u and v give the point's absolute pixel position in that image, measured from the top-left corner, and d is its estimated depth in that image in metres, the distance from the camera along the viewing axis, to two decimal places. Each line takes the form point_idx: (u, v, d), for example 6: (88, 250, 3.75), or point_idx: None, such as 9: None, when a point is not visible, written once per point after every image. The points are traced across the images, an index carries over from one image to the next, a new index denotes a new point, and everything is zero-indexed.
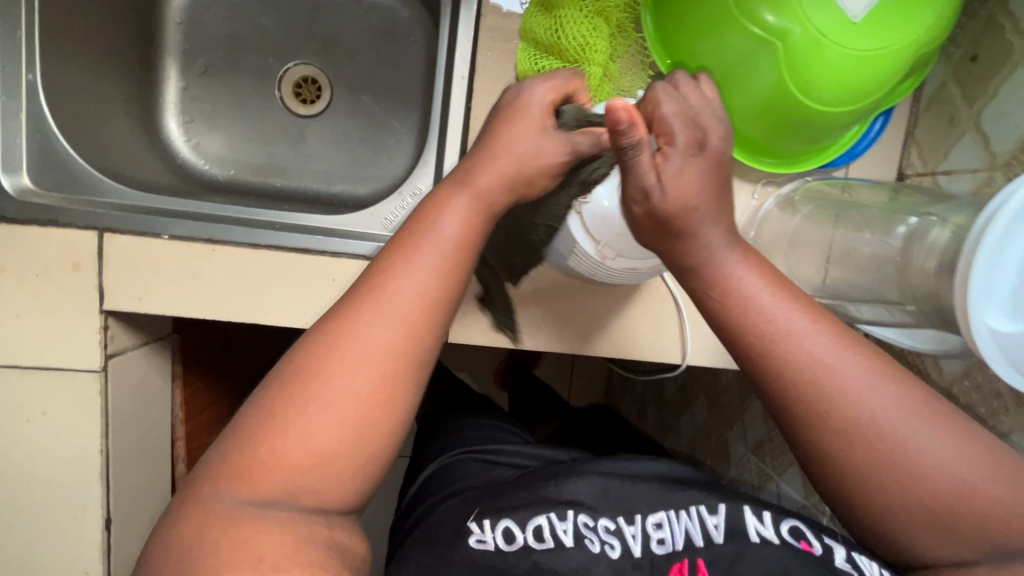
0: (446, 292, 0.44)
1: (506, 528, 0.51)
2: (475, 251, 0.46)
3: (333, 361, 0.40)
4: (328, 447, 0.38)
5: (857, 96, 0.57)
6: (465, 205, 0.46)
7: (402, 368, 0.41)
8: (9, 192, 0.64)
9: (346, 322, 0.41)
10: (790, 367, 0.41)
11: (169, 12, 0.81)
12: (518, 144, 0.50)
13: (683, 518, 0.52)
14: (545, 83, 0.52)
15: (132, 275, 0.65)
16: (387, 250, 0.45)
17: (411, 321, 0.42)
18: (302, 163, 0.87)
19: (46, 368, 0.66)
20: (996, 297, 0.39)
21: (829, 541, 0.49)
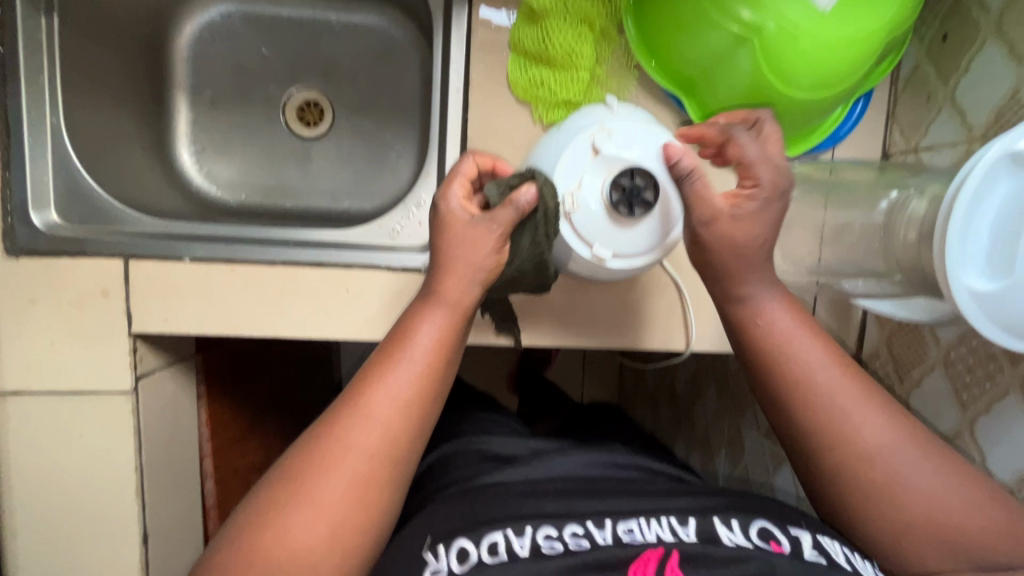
0: (423, 395, 0.50)
1: (461, 547, 0.50)
2: (450, 355, 0.53)
3: (318, 470, 0.47)
4: (311, 549, 0.45)
5: (833, 81, 0.60)
6: (441, 312, 0.52)
7: (381, 473, 0.48)
8: (39, 228, 0.68)
9: (335, 430, 0.48)
10: (809, 394, 0.52)
11: (175, 48, 0.85)
12: (456, 250, 0.52)
13: (654, 524, 0.53)
14: (456, 188, 0.53)
15: (156, 298, 0.68)
16: (372, 359, 0.52)
17: (390, 428, 0.49)
18: (309, 182, 0.91)
19: (81, 392, 0.69)
20: (972, 258, 0.41)
21: (794, 532, 0.53)
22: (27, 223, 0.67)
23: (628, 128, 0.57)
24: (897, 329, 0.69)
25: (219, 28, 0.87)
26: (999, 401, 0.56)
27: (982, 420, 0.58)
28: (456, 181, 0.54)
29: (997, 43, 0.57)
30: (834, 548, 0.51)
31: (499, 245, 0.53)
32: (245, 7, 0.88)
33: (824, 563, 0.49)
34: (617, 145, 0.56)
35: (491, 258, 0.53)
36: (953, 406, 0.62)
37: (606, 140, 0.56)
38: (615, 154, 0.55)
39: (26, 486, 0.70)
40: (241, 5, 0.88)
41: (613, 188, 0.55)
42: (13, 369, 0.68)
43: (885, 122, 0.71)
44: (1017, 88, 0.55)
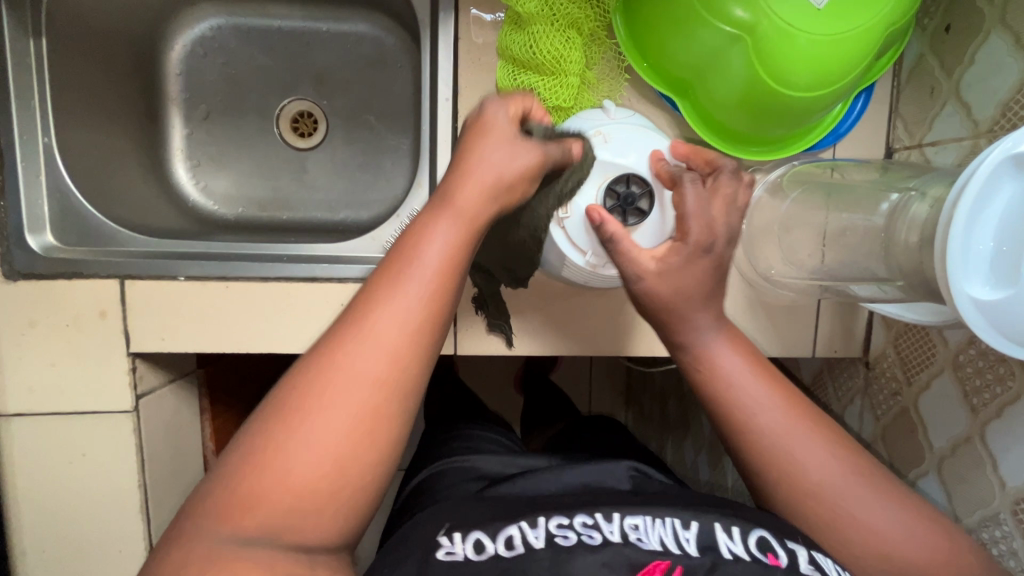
0: (436, 313, 0.42)
1: (476, 538, 0.46)
2: (464, 270, 0.44)
3: (315, 398, 0.38)
4: (313, 492, 0.37)
5: (832, 79, 0.58)
6: (453, 221, 0.44)
7: (391, 399, 0.39)
8: (36, 251, 0.68)
9: (331, 355, 0.39)
10: (761, 439, 0.48)
11: (168, 63, 0.85)
12: (484, 164, 0.45)
13: (657, 525, 0.47)
14: (505, 104, 0.49)
15: (153, 317, 0.69)
16: (375, 272, 0.43)
17: (397, 348, 0.40)
18: (305, 193, 0.91)
19: (83, 412, 0.70)
20: (975, 264, 0.39)
21: (793, 545, 0.45)
22: (24, 246, 0.68)
23: (623, 133, 0.58)
24: (906, 331, 0.68)
25: (210, 41, 0.87)
26: (1011, 406, 0.54)
27: (994, 425, 0.56)
28: (514, 100, 0.50)
29: (1002, 33, 0.55)
30: (831, 568, 0.43)
31: (535, 170, 0.48)
32: (235, 18, 0.87)
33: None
34: (611, 151, 0.57)
35: (525, 178, 0.47)
36: (964, 410, 0.59)
37: (601, 146, 0.56)
38: (611, 160, 0.57)
39: (32, 506, 0.70)
40: (230, 17, 0.87)
41: (608, 194, 0.57)
42: (16, 391, 0.68)
43: (888, 117, 0.69)
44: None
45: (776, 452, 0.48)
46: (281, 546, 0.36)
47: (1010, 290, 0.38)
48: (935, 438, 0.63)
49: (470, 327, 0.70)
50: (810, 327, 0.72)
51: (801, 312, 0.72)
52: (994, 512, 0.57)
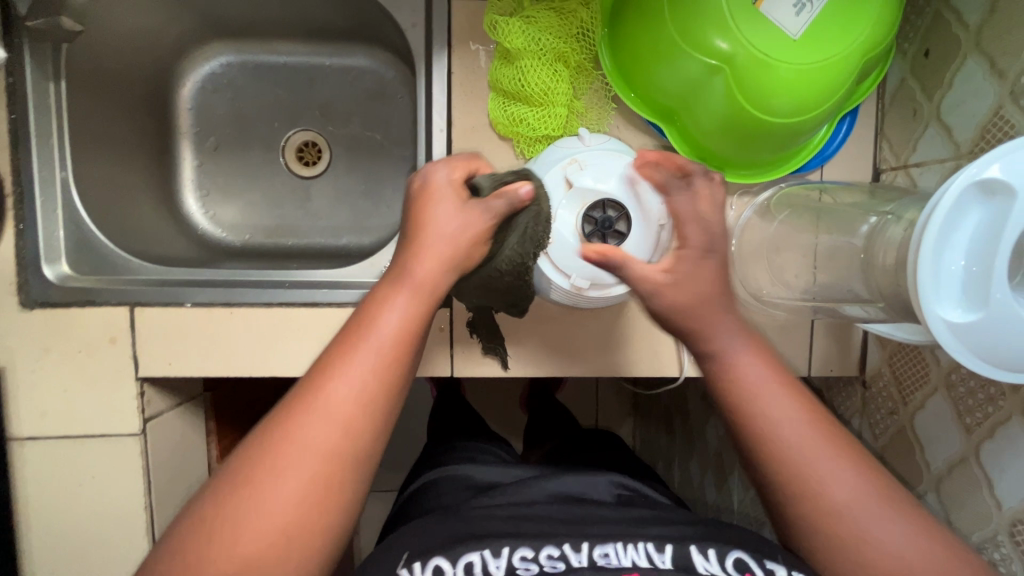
0: (390, 386, 0.44)
1: (437, 565, 0.50)
2: (419, 342, 0.46)
3: (264, 473, 0.40)
4: (261, 564, 0.39)
5: (814, 104, 0.60)
6: (408, 296, 0.45)
7: (342, 470, 0.42)
8: (51, 280, 0.71)
9: (286, 428, 0.42)
10: (789, 454, 0.45)
11: (179, 99, 0.90)
12: (439, 239, 0.46)
13: (630, 549, 0.51)
14: (449, 166, 0.50)
15: (160, 343, 0.71)
16: (331, 345, 0.46)
17: (351, 420, 0.42)
18: (309, 220, 0.94)
19: (93, 435, 0.72)
20: (949, 288, 0.40)
21: (770, 565, 0.49)
22: (40, 275, 0.70)
23: (600, 158, 0.55)
24: (900, 349, 0.68)
25: (219, 78, 0.91)
26: (1003, 426, 0.54)
27: (988, 445, 0.56)
28: (457, 164, 0.51)
29: (978, 58, 0.56)
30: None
31: (484, 232, 0.48)
32: (243, 55, 0.91)
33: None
34: (590, 177, 0.53)
35: (473, 243, 0.48)
36: (958, 429, 0.59)
37: (578, 173, 0.53)
38: (590, 186, 0.54)
39: (44, 528, 0.72)
40: (239, 55, 0.91)
41: (585, 221, 0.53)
42: (30, 416, 0.71)
43: (874, 139, 0.70)
44: (1000, 103, 0.54)
45: (792, 477, 0.45)
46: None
47: (981, 313, 0.39)
48: (931, 457, 0.63)
49: (465, 348, 0.71)
50: (804, 346, 0.73)
51: (794, 331, 0.72)
52: (992, 534, 0.56)
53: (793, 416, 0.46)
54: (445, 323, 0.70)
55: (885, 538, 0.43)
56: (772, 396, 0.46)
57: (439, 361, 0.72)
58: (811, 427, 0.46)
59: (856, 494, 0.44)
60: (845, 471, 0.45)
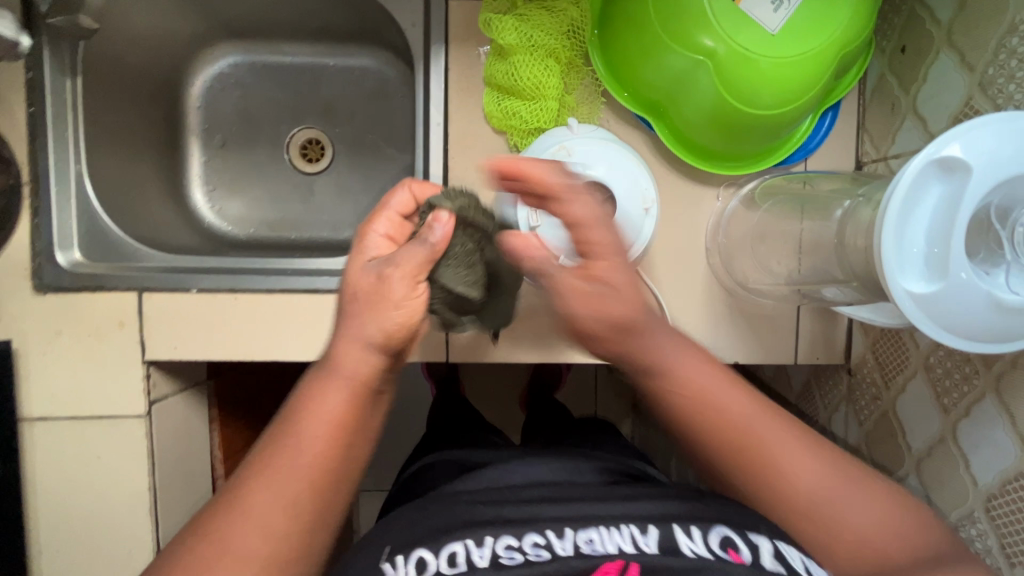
0: (328, 465, 0.49)
1: (419, 557, 0.52)
2: (358, 424, 0.51)
3: (211, 552, 0.45)
4: None
5: (794, 96, 0.62)
6: (339, 387, 0.50)
7: (282, 547, 0.46)
8: (63, 266, 0.73)
9: (234, 511, 0.47)
10: (704, 415, 0.51)
11: (189, 97, 0.93)
12: (358, 323, 0.50)
13: (614, 534, 0.53)
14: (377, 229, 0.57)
15: (166, 327, 0.74)
16: (277, 429, 0.51)
17: (291, 502, 0.47)
18: (311, 215, 0.97)
19: (101, 416, 0.74)
20: (912, 261, 0.42)
21: (753, 537, 0.52)
22: (53, 262, 0.73)
23: (591, 146, 0.58)
24: (882, 336, 0.70)
25: (227, 78, 0.95)
26: (977, 404, 0.56)
27: (964, 424, 0.58)
28: (382, 222, 0.58)
29: (949, 52, 0.59)
30: (793, 558, 0.49)
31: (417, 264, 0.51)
32: (250, 56, 0.95)
33: (782, 571, 0.48)
34: (579, 163, 0.56)
35: (411, 282, 0.51)
36: (936, 410, 0.61)
37: (568, 158, 0.57)
38: (579, 170, 0.56)
39: (52, 508, 0.75)
40: (246, 55, 0.95)
41: None
42: (40, 397, 0.74)
43: (855, 133, 0.73)
44: (970, 93, 0.56)
45: (705, 418, 0.51)
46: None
47: (941, 284, 0.41)
48: (912, 440, 0.65)
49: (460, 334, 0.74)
50: (790, 334, 0.75)
51: (780, 319, 0.74)
52: (969, 511, 0.57)
53: (700, 365, 0.52)
54: None
55: (788, 456, 0.51)
56: (668, 342, 0.51)
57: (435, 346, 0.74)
58: (715, 374, 0.52)
59: (759, 422, 0.51)
60: (745, 402, 0.52)
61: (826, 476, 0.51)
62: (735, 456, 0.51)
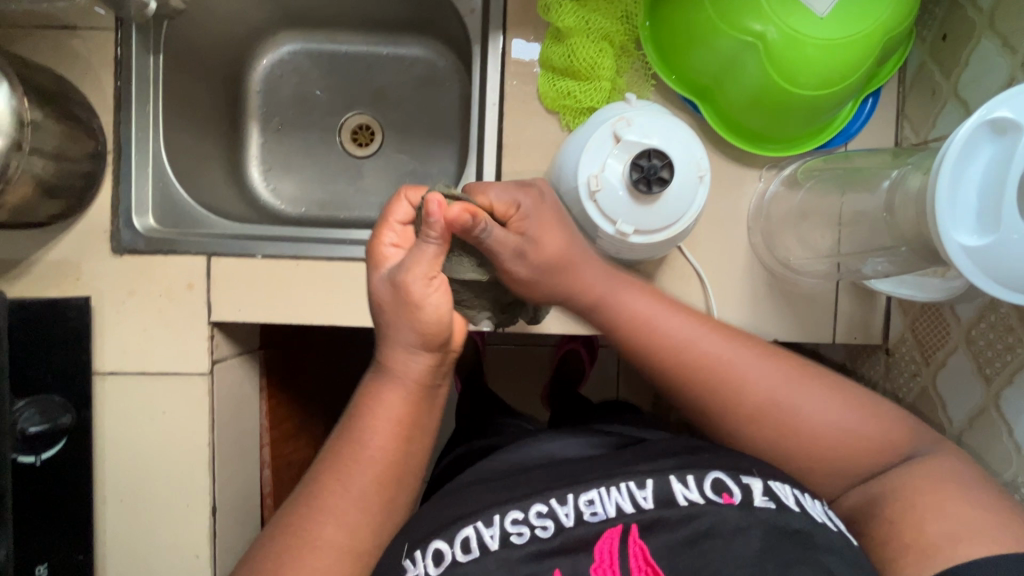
0: (395, 462, 0.53)
1: (436, 548, 0.51)
2: (417, 424, 0.55)
3: (296, 550, 0.49)
4: None
5: (839, 79, 0.65)
6: (396, 389, 0.54)
7: (359, 540, 0.51)
8: (139, 231, 0.78)
9: (313, 509, 0.50)
10: (686, 350, 0.57)
11: (251, 82, 0.99)
12: (403, 334, 0.53)
13: (613, 492, 0.53)
14: (389, 239, 0.56)
15: (231, 291, 0.78)
16: (340, 434, 0.54)
17: (364, 498, 0.51)
18: (360, 196, 1.01)
19: (167, 373, 0.79)
20: (964, 216, 0.45)
21: (745, 480, 0.52)
22: (131, 226, 0.78)
23: (647, 117, 0.60)
24: (921, 314, 0.72)
25: (287, 65, 1.00)
26: (1020, 372, 0.58)
27: (1007, 392, 0.59)
28: (388, 229, 0.56)
29: (991, 37, 0.62)
30: (782, 491, 0.52)
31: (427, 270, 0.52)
32: (309, 45, 1.00)
33: (772, 507, 0.50)
34: (638, 133, 0.59)
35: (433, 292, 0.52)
36: (977, 381, 0.63)
37: (627, 129, 0.59)
38: (637, 140, 0.59)
39: (117, 459, 0.79)
40: (305, 44, 1.00)
41: (632, 167, 0.58)
42: (112, 352, 0.78)
43: (896, 119, 0.75)
44: (1012, 75, 0.59)
45: (654, 347, 0.57)
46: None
47: (993, 237, 0.44)
48: (953, 413, 0.66)
49: None
50: (828, 313, 0.77)
51: (820, 297, 0.77)
52: (1012, 477, 0.59)
53: (640, 298, 0.59)
54: None
55: (748, 368, 0.56)
56: (608, 280, 0.60)
57: None
58: (657, 306, 0.59)
59: (704, 345, 0.57)
60: (688, 326, 0.58)
61: (780, 382, 0.56)
62: (692, 375, 0.57)
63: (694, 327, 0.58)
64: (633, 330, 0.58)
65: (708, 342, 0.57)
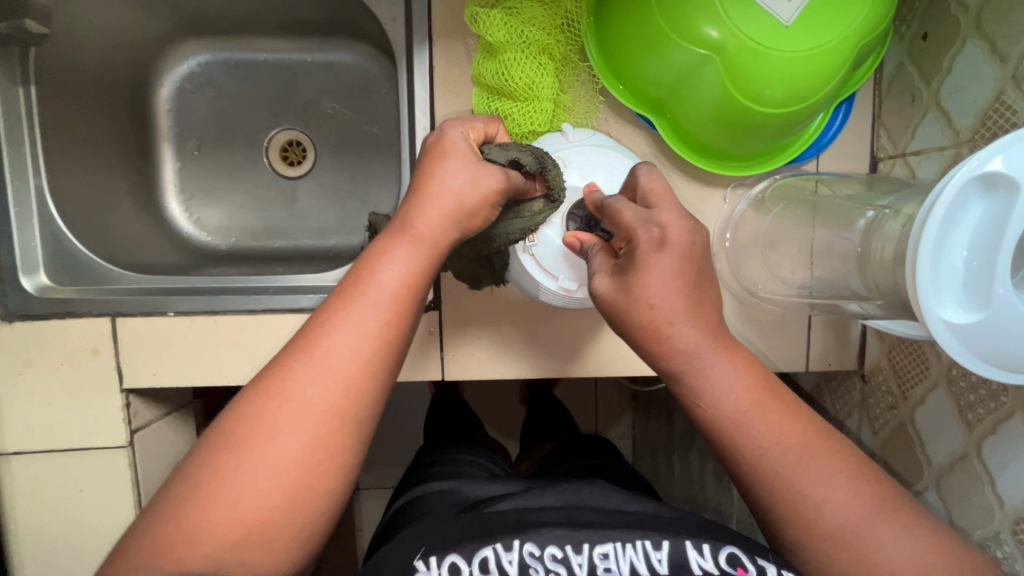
0: (387, 343, 0.45)
1: (453, 562, 0.46)
2: (419, 298, 0.47)
3: (269, 424, 0.41)
4: (266, 511, 0.40)
5: (806, 95, 0.57)
6: (404, 246, 0.46)
7: (345, 426, 0.43)
8: (30, 292, 0.70)
9: (292, 378, 0.42)
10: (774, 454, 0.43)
11: (159, 101, 0.87)
12: (452, 181, 0.47)
13: (628, 548, 0.47)
14: (463, 125, 0.50)
15: (144, 353, 0.70)
16: (326, 303, 0.46)
17: (352, 379, 0.43)
18: (295, 221, 0.91)
19: (77, 448, 0.71)
20: (949, 286, 0.39)
21: (763, 562, 0.45)
22: (19, 288, 0.69)
23: (584, 155, 0.60)
24: (899, 343, 0.66)
25: (199, 78, 0.88)
26: (1005, 422, 0.52)
27: (990, 441, 0.54)
28: (474, 128, 0.51)
29: (979, 41, 0.54)
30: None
31: (491, 195, 0.48)
32: (223, 53, 0.89)
33: None
34: (575, 174, 0.59)
35: (476, 205, 0.47)
36: (959, 426, 0.58)
37: (563, 171, 0.59)
38: (575, 183, 0.59)
39: (34, 540, 0.71)
40: (218, 53, 0.89)
41: (570, 219, 0.59)
42: (15, 430, 0.70)
43: (871, 128, 0.68)
44: (1001, 87, 0.51)
45: (733, 441, 0.44)
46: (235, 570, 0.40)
47: (983, 313, 0.37)
48: (932, 454, 0.62)
49: (456, 350, 0.72)
50: (801, 342, 0.71)
51: (793, 325, 0.71)
52: (994, 532, 0.54)
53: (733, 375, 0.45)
54: (435, 325, 0.71)
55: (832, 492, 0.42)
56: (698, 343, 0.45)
57: (431, 364, 0.72)
58: (755, 393, 0.45)
59: (798, 456, 0.43)
60: (787, 430, 0.44)
61: (871, 516, 0.42)
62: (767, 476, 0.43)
63: (796, 433, 0.44)
64: (706, 415, 0.45)
65: (806, 453, 0.43)
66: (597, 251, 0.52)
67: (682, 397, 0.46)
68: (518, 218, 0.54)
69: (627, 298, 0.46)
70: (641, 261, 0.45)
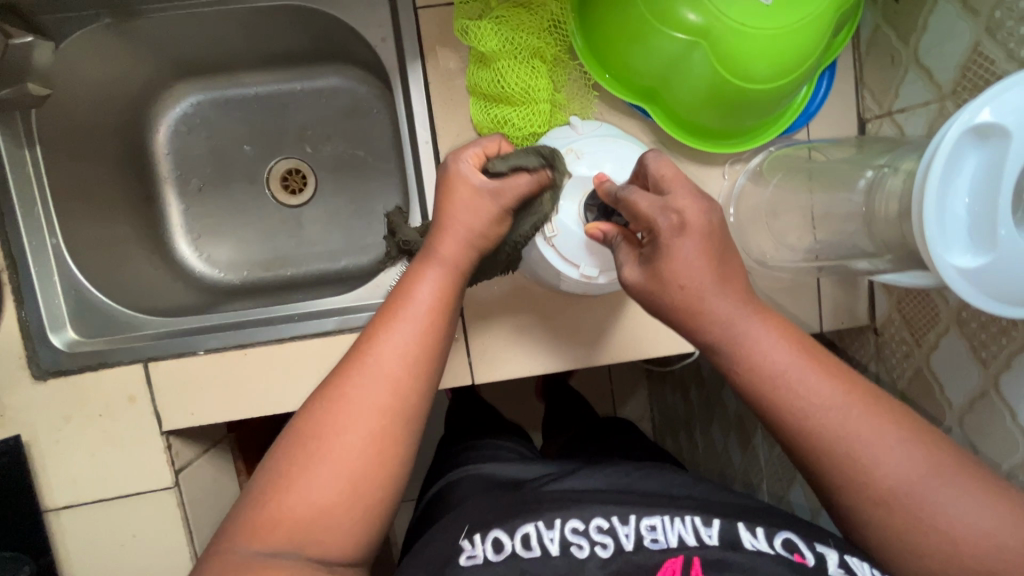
0: (428, 350, 0.49)
1: (496, 537, 0.50)
2: (450, 309, 0.52)
3: (330, 425, 0.45)
4: (330, 507, 0.43)
5: (791, 68, 0.60)
6: (435, 268, 0.52)
7: (393, 424, 0.46)
8: (61, 349, 0.71)
9: (345, 384, 0.46)
10: (815, 414, 0.45)
11: (156, 145, 0.88)
12: (467, 207, 0.53)
13: (676, 522, 0.49)
14: (467, 154, 0.54)
15: (179, 394, 0.71)
16: (373, 320, 0.51)
17: (399, 383, 0.47)
18: (304, 248, 0.92)
19: (126, 493, 0.72)
20: (956, 234, 0.41)
21: (821, 548, 0.46)
22: (49, 344, 0.71)
23: (592, 147, 0.62)
24: (907, 294, 0.69)
25: (192, 118, 0.89)
26: (1019, 356, 0.55)
27: (1006, 376, 0.57)
28: (471, 152, 0.54)
29: None
30: (866, 571, 0.44)
31: (501, 214, 0.54)
32: (213, 92, 0.90)
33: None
34: (586, 165, 0.60)
35: (486, 227, 0.53)
36: (975, 364, 0.60)
37: (575, 163, 0.60)
38: (587, 174, 0.60)
39: None
40: (208, 92, 0.90)
41: (588, 208, 0.60)
42: (61, 485, 0.71)
43: (855, 91, 0.71)
44: (977, 40, 0.54)
45: (774, 397, 0.46)
46: (306, 559, 0.42)
47: (990, 256, 0.40)
48: (952, 395, 0.64)
49: (484, 353, 0.74)
50: (813, 304, 0.74)
51: (803, 289, 0.73)
52: (1020, 461, 0.57)
53: (769, 339, 0.47)
54: (459, 331, 0.73)
55: (876, 444, 0.44)
56: (726, 318, 0.47)
57: (460, 370, 0.74)
58: (793, 346, 0.47)
59: (841, 405, 0.45)
60: (829, 386, 0.46)
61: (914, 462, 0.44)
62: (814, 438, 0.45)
63: (834, 383, 0.46)
64: (745, 379, 0.47)
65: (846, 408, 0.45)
66: (620, 240, 0.54)
67: (721, 361, 0.48)
68: (531, 213, 0.59)
69: (657, 285, 0.49)
70: (665, 247, 0.48)
